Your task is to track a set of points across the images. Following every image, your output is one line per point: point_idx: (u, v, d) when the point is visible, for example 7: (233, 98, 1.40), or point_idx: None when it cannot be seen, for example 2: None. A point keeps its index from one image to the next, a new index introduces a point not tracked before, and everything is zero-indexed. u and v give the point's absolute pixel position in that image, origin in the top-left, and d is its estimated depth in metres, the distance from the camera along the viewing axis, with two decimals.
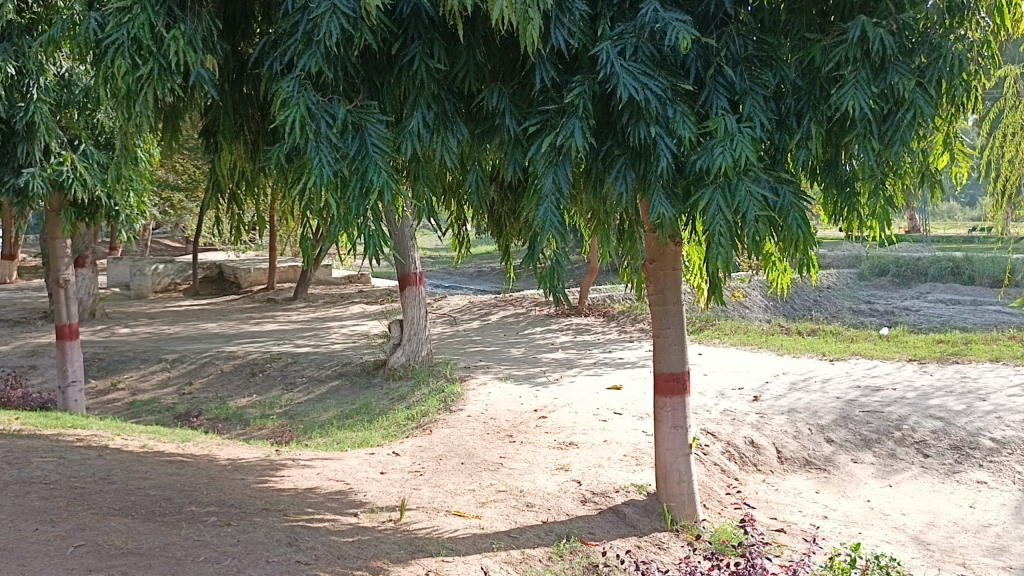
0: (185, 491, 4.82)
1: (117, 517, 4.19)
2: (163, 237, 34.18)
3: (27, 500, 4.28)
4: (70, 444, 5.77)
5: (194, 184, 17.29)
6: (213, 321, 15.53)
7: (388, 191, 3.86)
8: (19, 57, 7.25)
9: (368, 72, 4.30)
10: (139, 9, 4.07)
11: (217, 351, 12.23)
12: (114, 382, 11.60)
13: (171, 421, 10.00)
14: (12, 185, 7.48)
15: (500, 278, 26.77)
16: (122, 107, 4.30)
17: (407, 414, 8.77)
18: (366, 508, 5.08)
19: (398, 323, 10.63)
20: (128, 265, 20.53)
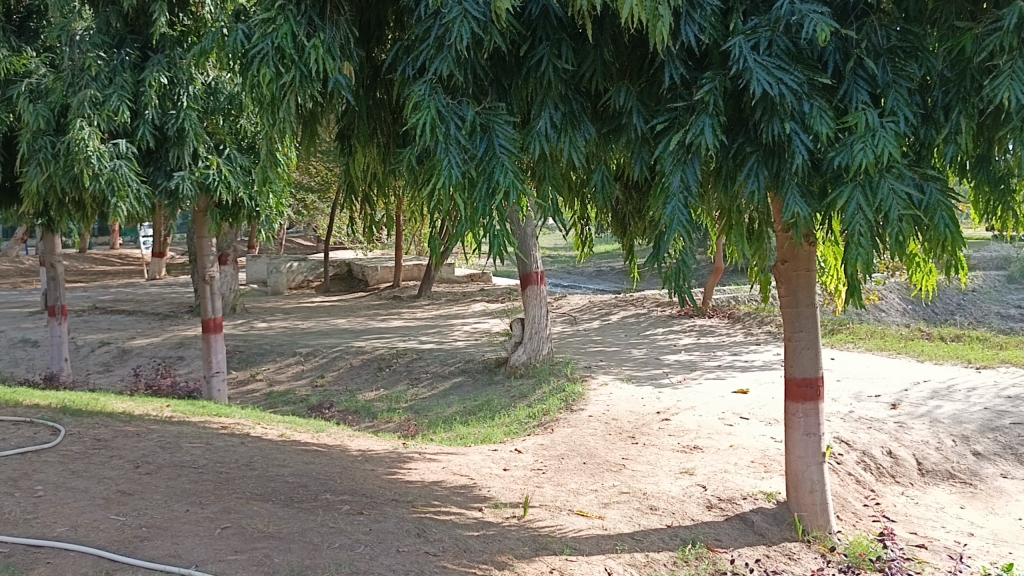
0: (320, 480, 5.04)
1: (259, 502, 4.42)
2: (297, 237, 35.79)
3: (178, 483, 4.58)
4: (215, 431, 6.14)
5: (326, 185, 18.02)
6: (343, 317, 16.15)
7: (514, 191, 3.89)
8: (171, 68, 7.80)
9: (497, 74, 4.35)
10: (282, 20, 4.31)
11: (347, 346, 12.71)
12: (254, 373, 12.25)
13: (305, 411, 10.38)
14: (164, 188, 8.01)
15: (621, 277, 26.58)
16: (265, 115, 4.54)
17: (529, 412, 8.84)
18: (490, 503, 5.17)
19: (520, 322, 10.71)
20: (265, 263, 21.61)
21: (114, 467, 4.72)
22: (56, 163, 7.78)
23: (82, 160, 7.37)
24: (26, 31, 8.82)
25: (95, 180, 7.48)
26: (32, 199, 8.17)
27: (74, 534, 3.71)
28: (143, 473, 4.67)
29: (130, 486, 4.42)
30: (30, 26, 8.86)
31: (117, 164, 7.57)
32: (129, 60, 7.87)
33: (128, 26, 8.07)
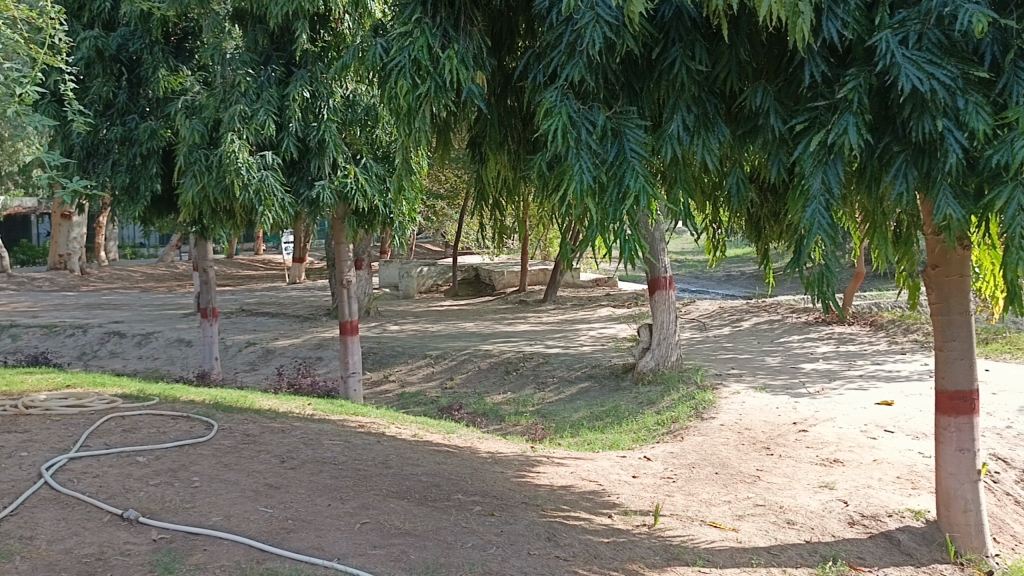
0: (453, 480, 5.16)
1: (395, 499, 4.57)
2: (426, 242, 36.71)
3: (321, 478, 4.80)
4: (354, 430, 6.40)
5: (455, 192, 18.42)
6: (470, 321, 16.45)
7: (645, 195, 3.84)
8: (313, 82, 8.21)
9: (628, 78, 4.31)
10: (419, 34, 4.49)
11: (475, 349, 12.93)
12: (387, 374, 12.67)
13: (436, 412, 10.62)
14: (306, 197, 8.45)
15: (753, 283, 25.81)
16: (401, 125, 4.69)
17: (657, 419, 8.72)
18: (619, 510, 5.13)
19: (648, 328, 10.58)
20: (396, 267, 22.28)
21: (262, 461, 4.99)
22: (210, 174, 8.33)
23: (233, 172, 7.90)
24: (182, 51, 9.44)
25: (245, 190, 8.01)
26: (189, 209, 8.79)
27: (227, 523, 3.95)
28: (288, 468, 4.91)
29: (277, 479, 4.67)
30: (186, 47, 9.48)
31: (264, 175, 8.06)
32: (275, 76, 8.32)
33: (274, 43, 8.49)
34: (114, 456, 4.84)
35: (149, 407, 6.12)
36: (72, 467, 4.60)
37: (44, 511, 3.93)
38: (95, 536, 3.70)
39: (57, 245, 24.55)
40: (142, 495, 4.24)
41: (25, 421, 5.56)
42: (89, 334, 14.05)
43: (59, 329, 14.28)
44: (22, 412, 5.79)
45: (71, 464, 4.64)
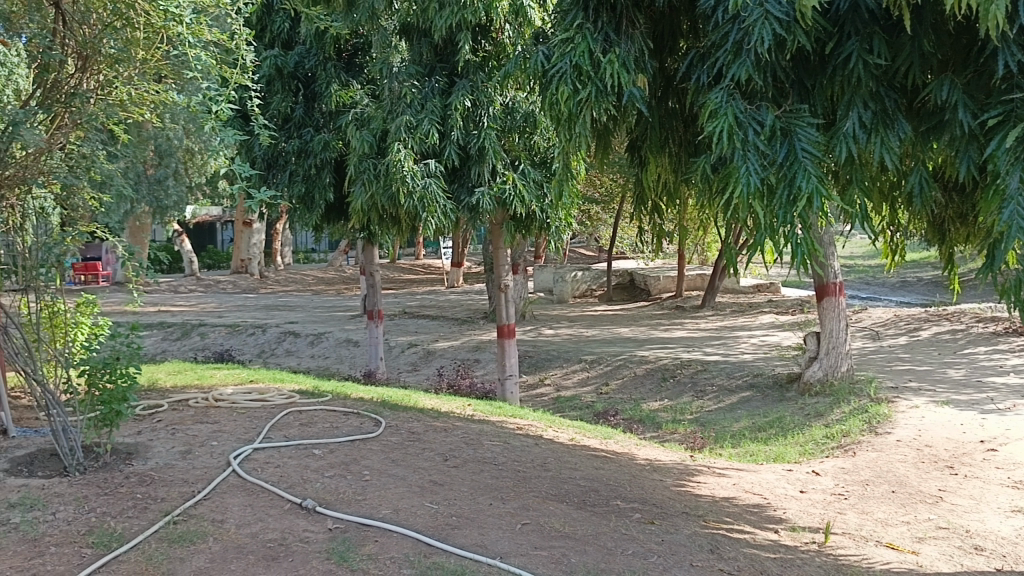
0: (612, 486, 5.13)
1: (555, 502, 4.60)
2: (580, 247, 36.80)
3: (482, 477, 4.91)
4: (513, 432, 6.50)
5: (611, 196, 18.34)
6: (626, 326, 16.31)
7: (818, 197, 3.66)
8: (474, 91, 8.42)
9: (799, 75, 4.13)
10: (580, 39, 4.52)
11: (631, 355, 12.80)
12: (543, 377, 12.78)
13: (592, 417, 10.61)
14: (467, 203, 8.70)
15: (931, 290, 24.09)
16: (561, 131, 4.72)
17: (826, 432, 8.31)
18: (786, 526, 4.93)
19: (815, 336, 10.08)
20: (552, 272, 22.48)
21: (426, 458, 5.17)
22: (377, 183, 8.73)
23: (399, 180, 8.25)
24: (353, 66, 9.95)
25: (410, 197, 8.36)
26: (359, 216, 9.26)
27: (396, 516, 4.11)
28: (451, 466, 5.06)
29: (441, 477, 4.82)
30: (356, 62, 9.98)
31: (427, 182, 8.37)
32: (438, 87, 8.60)
33: (438, 55, 8.80)
34: (292, 448, 5.16)
35: (323, 403, 6.48)
36: (256, 457, 4.94)
37: (232, 497, 4.24)
38: (278, 522, 3.95)
39: (240, 250, 26.56)
40: (318, 486, 4.49)
41: (215, 413, 6.03)
42: (267, 333, 15.07)
43: (241, 328, 15.41)
44: (212, 404, 6.28)
45: (256, 454, 4.98)
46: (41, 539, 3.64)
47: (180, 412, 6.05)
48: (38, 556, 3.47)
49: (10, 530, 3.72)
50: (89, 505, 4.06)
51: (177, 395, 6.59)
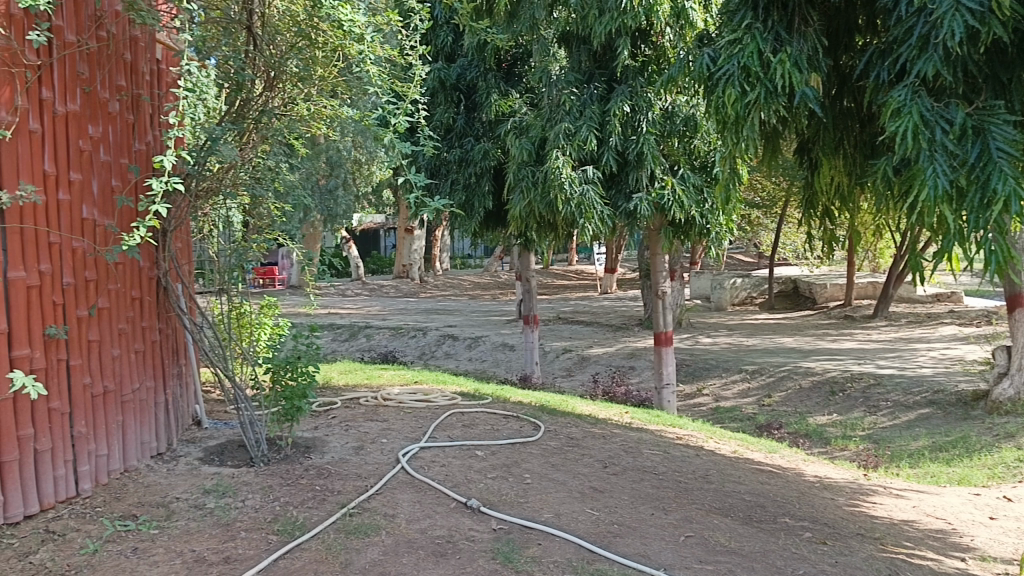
0: (778, 502, 4.94)
1: (719, 515, 4.48)
2: (738, 253, 35.73)
3: (643, 486, 4.85)
4: (673, 441, 6.40)
5: (773, 201, 17.69)
6: (790, 336, 15.68)
7: (1016, 200, 3.36)
8: (633, 96, 8.35)
9: (993, 69, 3.83)
10: (749, 39, 4.40)
11: (795, 366, 12.28)
12: (701, 387, 12.49)
13: (754, 429, 10.28)
14: (625, 209, 8.64)
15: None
16: (727, 135, 4.59)
17: (1019, 455, 7.63)
18: (974, 554, 4.57)
19: (1005, 351, 9.28)
20: (709, 279, 21.96)
21: (586, 464, 5.17)
22: (535, 190, 8.87)
23: (557, 187, 8.34)
24: (512, 76, 10.12)
25: (567, 204, 8.42)
26: (517, 222, 9.42)
27: (558, 521, 4.14)
28: (611, 473, 5.04)
29: (601, 483, 4.81)
30: (516, 72, 10.15)
31: (585, 189, 8.42)
32: (597, 93, 8.59)
33: (598, 62, 8.81)
34: (456, 448, 5.31)
35: (484, 405, 6.62)
36: (423, 455, 5.12)
37: (402, 493, 4.41)
38: (445, 520, 4.08)
39: (401, 256, 27.67)
40: (482, 486, 4.60)
41: (384, 412, 6.31)
42: (428, 336, 15.60)
43: (403, 331, 16.04)
44: (380, 403, 6.57)
45: (422, 452, 5.16)
46: (233, 523, 3.93)
47: (353, 410, 6.38)
48: (230, 539, 3.74)
49: (206, 514, 4.04)
50: (274, 494, 4.34)
51: (349, 394, 6.95)
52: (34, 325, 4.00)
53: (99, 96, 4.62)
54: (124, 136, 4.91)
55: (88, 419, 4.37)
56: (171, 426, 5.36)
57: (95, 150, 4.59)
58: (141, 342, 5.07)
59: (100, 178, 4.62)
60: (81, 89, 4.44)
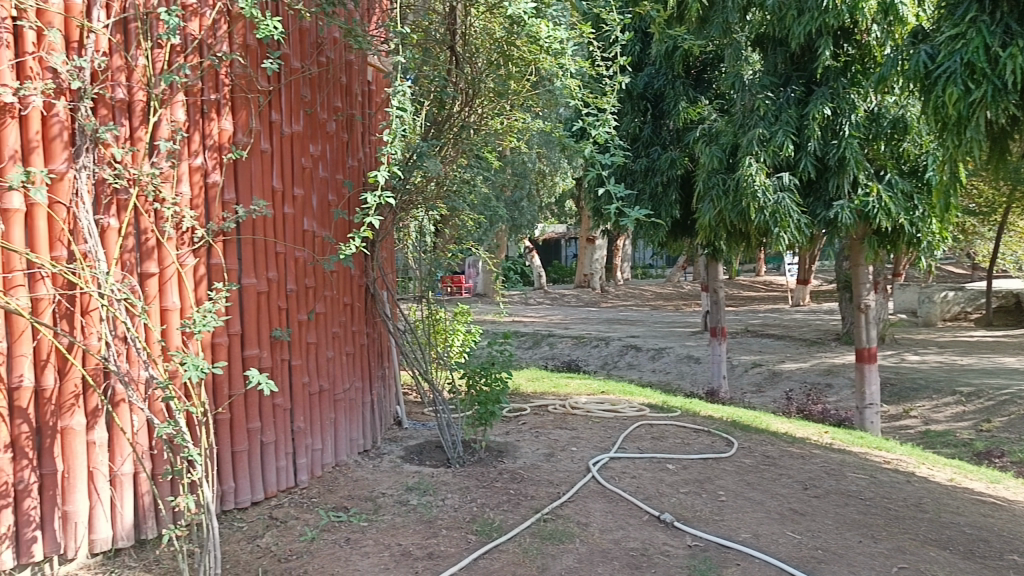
0: (1005, 537, 4.50)
1: (936, 548, 4.15)
2: (949, 264, 32.95)
3: (848, 511, 4.58)
4: (879, 465, 5.99)
5: (992, 208, 16.15)
6: (1012, 356, 14.25)
7: None
8: (834, 98, 7.90)
9: None
10: (974, 33, 4.06)
11: (1020, 389, 11.14)
12: (907, 408, 11.62)
13: (971, 457, 9.43)
14: (824, 218, 8.24)
15: None
16: (947, 137, 4.28)
17: None
18: None
19: None
20: (916, 291, 20.41)
21: (785, 485, 4.96)
22: (727, 198, 8.64)
23: (750, 195, 8.11)
24: (702, 82, 9.93)
25: (761, 212, 8.18)
26: (707, 231, 9.23)
27: (756, 542, 3.99)
28: (812, 496, 4.80)
29: (802, 506, 4.59)
30: (705, 78, 9.95)
31: (780, 197, 8.12)
32: (795, 96, 8.21)
33: (795, 64, 8.44)
34: (647, 460, 5.26)
35: (673, 418, 6.52)
36: (613, 466, 5.11)
37: (594, 502, 4.43)
38: (638, 532, 4.05)
39: (583, 266, 27.80)
40: (675, 500, 4.53)
41: (573, 420, 6.36)
42: (610, 346, 15.57)
43: (586, 340, 16.10)
44: (569, 412, 6.63)
45: (612, 463, 5.16)
46: (435, 521, 4.10)
47: (542, 417, 6.48)
48: (432, 536, 3.91)
49: (410, 511, 4.24)
50: (471, 495, 4.50)
51: (537, 401, 7.06)
52: (263, 327, 4.39)
53: (319, 117, 5.01)
54: (339, 154, 5.28)
55: (306, 415, 4.74)
56: (376, 425, 5.69)
57: (315, 167, 4.97)
58: (352, 345, 5.42)
59: (319, 194, 5.00)
60: (303, 111, 4.83)
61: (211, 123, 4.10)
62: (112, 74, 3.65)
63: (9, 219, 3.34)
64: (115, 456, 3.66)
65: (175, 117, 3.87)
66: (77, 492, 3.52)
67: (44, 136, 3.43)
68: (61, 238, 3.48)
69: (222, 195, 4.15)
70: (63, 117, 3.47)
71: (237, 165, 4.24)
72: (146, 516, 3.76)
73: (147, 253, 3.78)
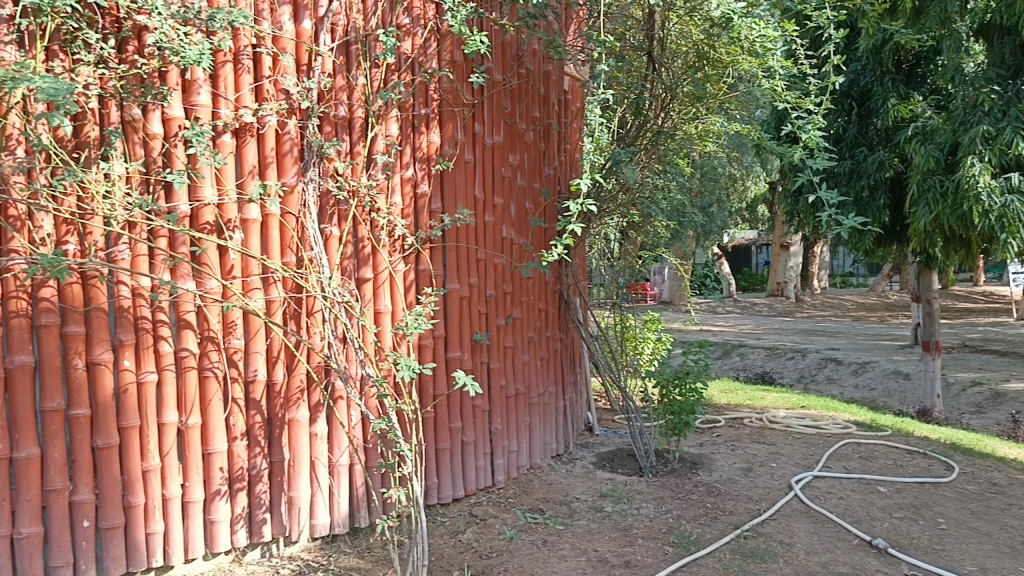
0: None
1: None
2: None
3: None
4: None
5: None
6: None
7: None
8: None
9: None
10: None
11: None
12: None
13: None
14: None
15: None
16: None
17: None
18: None
19: None
20: None
21: (1016, 516, 4.50)
22: (945, 202, 7.95)
23: (973, 199, 7.53)
24: (915, 78, 9.23)
25: (985, 216, 7.58)
26: (920, 237, 8.52)
27: None
28: None
29: None
30: (919, 72, 9.24)
31: (1008, 199, 7.52)
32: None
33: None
34: (855, 481, 4.95)
35: (883, 437, 6.10)
36: (817, 485, 4.86)
37: (797, 522, 4.23)
38: (848, 556, 3.82)
39: (777, 274, 26.65)
40: (888, 525, 4.23)
41: (771, 434, 6.12)
42: (808, 358, 14.80)
43: (781, 351, 15.40)
44: (766, 426, 6.38)
45: (817, 481, 4.90)
46: (630, 529, 4.08)
47: (738, 430, 6.29)
48: (629, 544, 3.89)
49: (605, 517, 4.25)
50: (666, 506, 4.43)
51: (732, 413, 6.84)
52: (464, 330, 4.56)
53: (518, 127, 5.14)
54: (537, 162, 5.40)
55: (503, 417, 4.87)
56: (569, 430, 5.75)
57: (514, 177, 5.11)
58: (546, 349, 5.51)
59: (517, 202, 5.14)
60: (504, 122, 4.98)
61: (421, 136, 4.33)
62: (335, 94, 3.92)
63: (247, 228, 3.65)
64: (333, 447, 3.95)
65: (389, 132, 4.13)
66: (301, 479, 3.82)
67: (277, 152, 3.74)
68: (290, 245, 3.80)
69: (429, 205, 4.37)
70: (294, 135, 3.77)
71: (443, 176, 4.44)
72: (359, 505, 4.02)
73: (363, 259, 4.03)
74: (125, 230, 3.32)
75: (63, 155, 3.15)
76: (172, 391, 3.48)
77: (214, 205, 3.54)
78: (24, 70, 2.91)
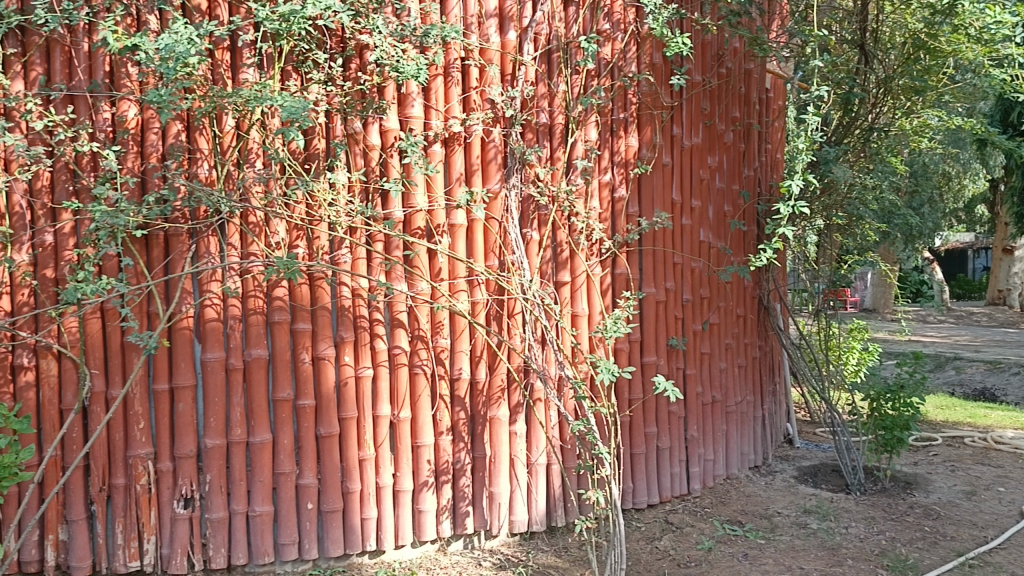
0: None
1: None
2: None
3: None
4: None
5: None
6: None
7: None
8: None
9: None
10: None
11: None
12: None
13: None
14: None
15: None
16: None
17: None
18: None
19: None
20: None
21: None
22: None
23: None
24: None
25: None
26: None
27: None
28: None
29: None
30: None
31: None
32: None
33: None
34: None
35: None
36: None
37: None
38: None
39: (998, 281, 24.21)
40: None
41: (997, 456, 5.59)
42: None
43: (1004, 366, 13.96)
44: (992, 447, 5.83)
45: None
46: (839, 549, 3.87)
47: (957, 450, 5.79)
48: (838, 564, 3.69)
49: (811, 534, 4.06)
50: (879, 527, 4.16)
51: (951, 432, 6.30)
52: (661, 335, 4.52)
53: (717, 128, 5.02)
54: (736, 163, 5.25)
55: (699, 425, 4.78)
56: (767, 441, 5.54)
57: (712, 178, 5.01)
58: (744, 357, 5.34)
59: (715, 204, 5.02)
60: (703, 123, 4.89)
61: (619, 140, 4.33)
62: (537, 101, 4.01)
63: (454, 232, 3.81)
64: (532, 446, 4.02)
65: (589, 137, 4.16)
66: (501, 475, 3.93)
67: (483, 159, 3.89)
68: (493, 249, 3.92)
69: (627, 209, 4.37)
70: (498, 142, 3.90)
71: (641, 180, 4.43)
72: (556, 505, 4.07)
73: (562, 263, 4.08)
74: (347, 235, 3.57)
75: (296, 167, 3.44)
76: (385, 386, 3.70)
77: (425, 212, 3.74)
78: (266, 90, 3.22)
